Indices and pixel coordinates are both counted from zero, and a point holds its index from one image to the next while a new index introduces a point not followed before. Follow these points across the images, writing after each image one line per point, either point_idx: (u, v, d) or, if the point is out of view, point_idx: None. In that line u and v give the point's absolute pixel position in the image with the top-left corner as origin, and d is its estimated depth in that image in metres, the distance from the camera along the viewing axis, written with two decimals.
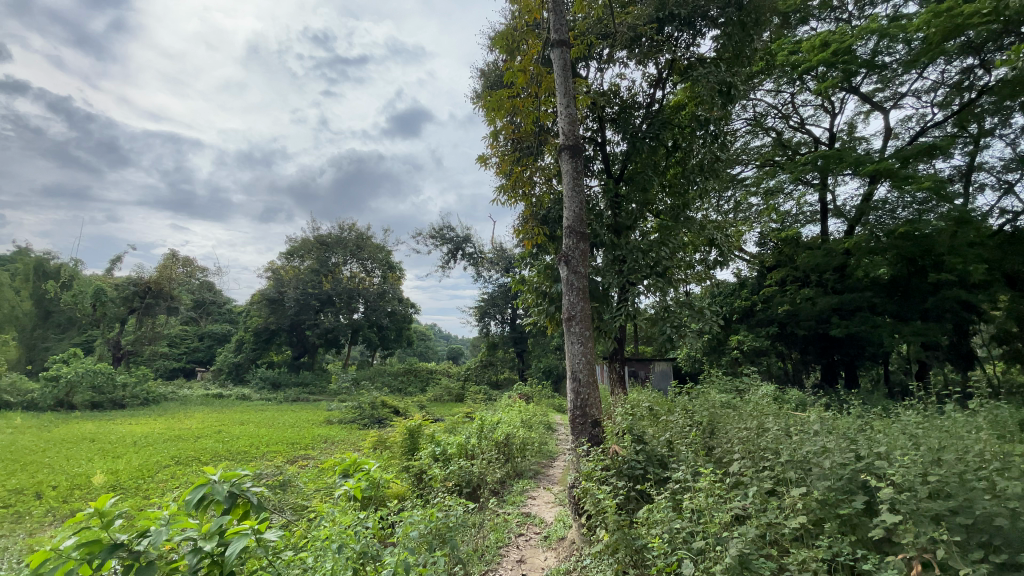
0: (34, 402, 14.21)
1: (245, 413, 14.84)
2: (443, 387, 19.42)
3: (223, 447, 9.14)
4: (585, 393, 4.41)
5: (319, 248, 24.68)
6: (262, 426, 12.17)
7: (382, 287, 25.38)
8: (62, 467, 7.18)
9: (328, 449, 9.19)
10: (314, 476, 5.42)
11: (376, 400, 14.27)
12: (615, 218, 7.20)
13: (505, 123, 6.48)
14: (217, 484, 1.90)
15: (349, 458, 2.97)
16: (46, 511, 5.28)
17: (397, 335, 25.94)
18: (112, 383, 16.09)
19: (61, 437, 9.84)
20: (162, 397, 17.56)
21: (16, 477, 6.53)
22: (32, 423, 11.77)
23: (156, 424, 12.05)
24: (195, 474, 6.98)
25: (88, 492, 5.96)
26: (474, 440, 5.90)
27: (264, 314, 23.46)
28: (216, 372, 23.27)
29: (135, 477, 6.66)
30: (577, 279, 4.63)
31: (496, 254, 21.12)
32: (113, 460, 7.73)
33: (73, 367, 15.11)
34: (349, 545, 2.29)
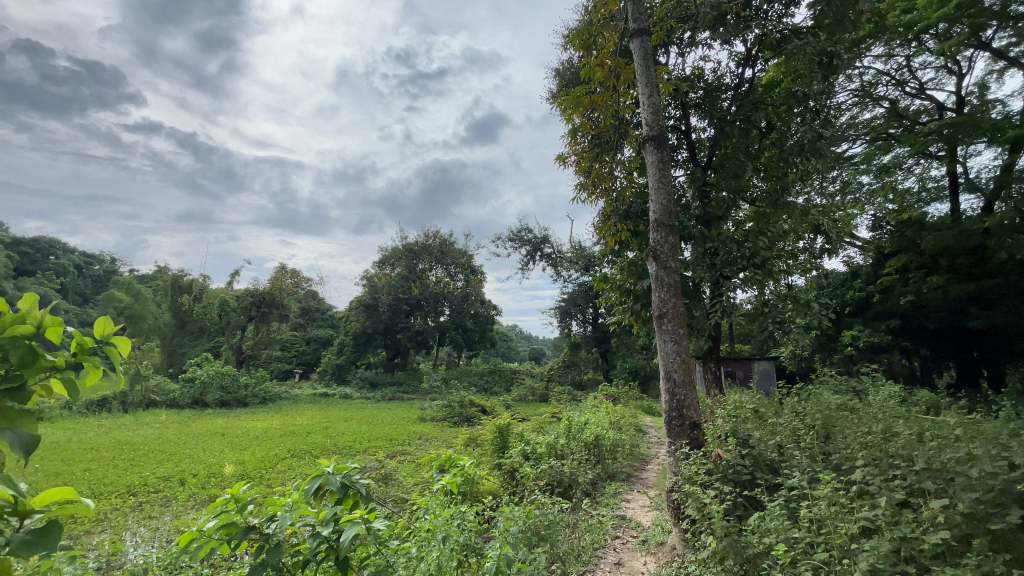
0: (175, 400, 16.44)
1: (345, 411, 16.09)
2: (527, 388, 19.66)
3: (330, 441, 9.94)
4: (682, 393, 4.22)
5: (406, 256, 26.00)
6: (362, 423, 13.08)
7: (465, 289, 26.12)
8: (201, 457, 8.24)
9: (423, 446, 9.65)
10: (412, 470, 5.73)
11: (464, 399, 14.65)
12: (704, 208, 6.82)
13: (583, 121, 6.36)
14: (331, 476, 2.06)
15: (445, 454, 3.05)
16: (189, 495, 6.07)
17: (481, 336, 26.59)
18: (237, 383, 18.11)
19: (199, 431, 11.27)
20: (278, 396, 19.47)
21: (166, 465, 7.59)
22: (174, 419, 13.56)
23: (273, 420, 13.44)
24: (307, 466, 7.65)
25: (221, 480, 6.79)
26: (563, 440, 5.89)
27: (360, 319, 25.24)
28: (322, 373, 25.43)
29: (259, 468, 7.44)
30: (668, 275, 4.45)
31: (576, 253, 20.90)
32: (240, 452, 8.72)
33: (206, 370, 17.36)
34: (452, 537, 2.38)
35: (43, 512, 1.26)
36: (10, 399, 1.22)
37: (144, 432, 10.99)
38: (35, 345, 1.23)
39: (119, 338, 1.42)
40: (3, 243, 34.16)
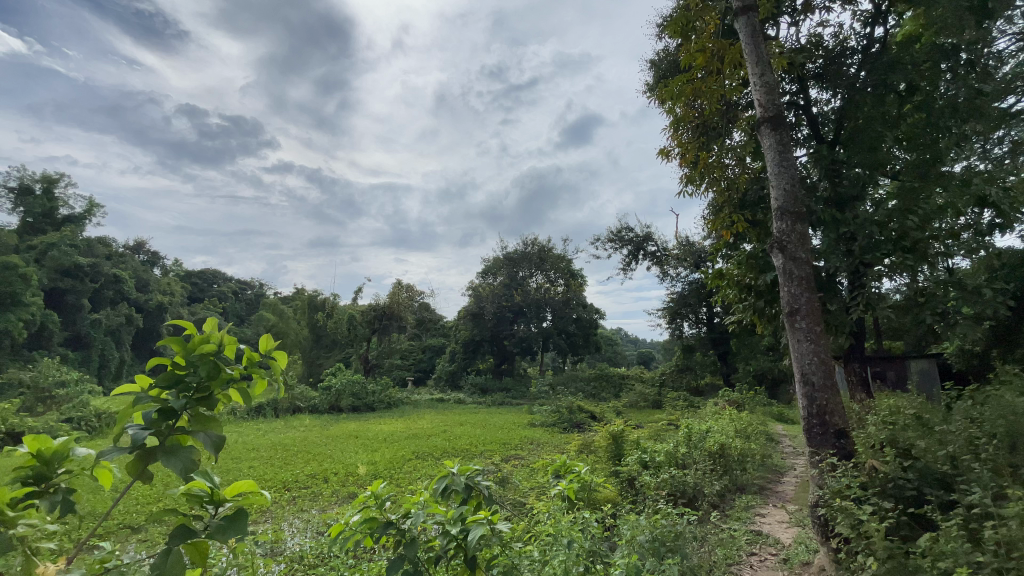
0: (316, 406, 18.49)
1: (460, 415, 16.90)
2: (637, 393, 19.05)
3: (449, 445, 10.49)
4: (823, 398, 3.79)
5: (507, 265, 26.67)
6: (476, 427, 13.61)
7: (567, 294, 25.88)
8: (340, 457, 9.19)
9: (536, 451, 9.77)
10: (528, 475, 5.84)
11: (572, 404, 14.54)
12: (834, 189, 6.09)
13: (685, 111, 6.07)
14: (456, 476, 2.19)
15: (561, 460, 3.04)
16: (333, 492, 6.79)
17: (586, 341, 26.29)
18: (366, 390, 19.87)
19: (336, 434, 12.58)
20: (400, 401, 21.01)
21: (314, 464, 8.59)
22: (315, 423, 15.26)
23: (397, 425, 14.53)
24: (430, 467, 8.15)
25: (358, 478, 7.52)
26: (684, 448, 5.61)
27: (468, 328, 26.35)
28: (437, 379, 27.01)
29: (389, 468, 8.09)
30: (798, 267, 4.04)
31: (683, 249, 19.80)
32: (371, 453, 9.57)
33: (340, 379, 19.34)
34: (577, 541, 2.39)
35: (234, 500, 1.50)
36: (202, 406, 1.47)
37: (293, 435, 12.56)
38: (217, 360, 1.47)
39: (277, 352, 1.66)
40: (181, 276, 41.34)
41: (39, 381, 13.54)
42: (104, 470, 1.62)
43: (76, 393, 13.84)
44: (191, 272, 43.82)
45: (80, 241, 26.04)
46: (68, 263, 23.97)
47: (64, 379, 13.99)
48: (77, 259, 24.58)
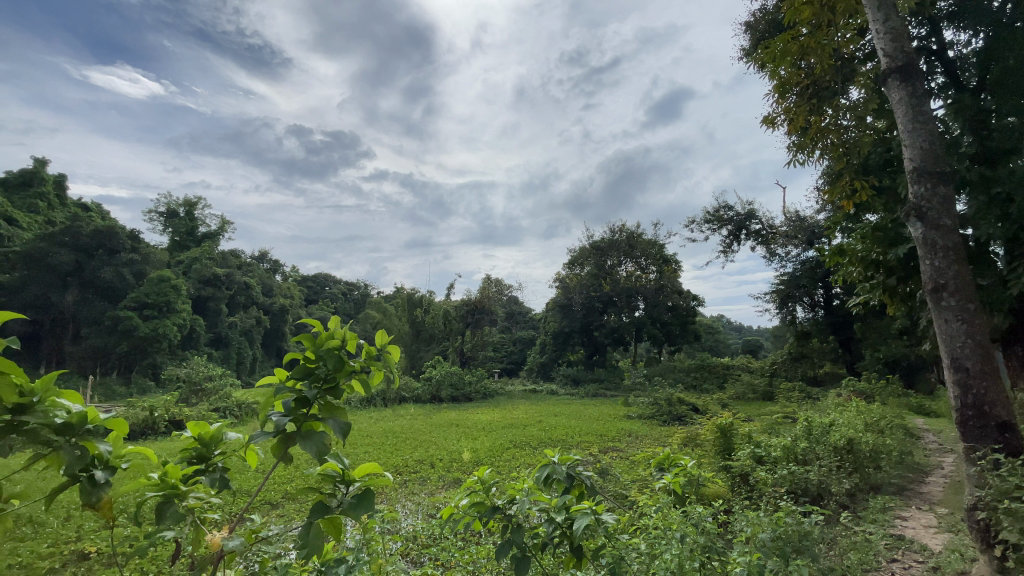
0: (419, 396, 19.69)
1: (555, 407, 17.00)
2: (744, 384, 17.82)
3: (547, 435, 10.57)
4: (981, 386, 3.27)
5: (595, 254, 26.17)
6: (571, 418, 13.61)
7: (660, 281, 24.75)
8: (444, 444, 9.71)
9: (635, 444, 9.51)
10: (628, 466, 5.76)
11: (672, 396, 13.92)
12: (981, 144, 5.21)
13: (790, 72, 5.51)
14: (557, 465, 2.19)
15: (664, 452, 2.91)
16: (439, 476, 7.21)
17: (683, 330, 25.10)
18: (463, 381, 20.67)
19: (438, 422, 13.29)
20: (494, 392, 21.62)
21: (420, 450, 9.16)
22: (420, 412, 16.26)
23: (493, 415, 14.99)
24: (529, 456, 8.31)
25: (461, 464, 7.89)
26: (802, 442, 5.17)
27: (558, 319, 26.36)
28: (530, 371, 27.40)
29: (489, 455, 8.39)
30: (943, 237, 3.51)
31: (793, 226, 18.05)
32: (472, 441, 9.98)
33: (439, 370, 20.34)
34: (691, 535, 2.31)
35: (362, 480, 1.62)
36: (329, 396, 1.62)
37: (400, 423, 13.49)
38: (341, 353, 1.63)
39: (391, 345, 1.79)
40: (298, 281, 45.94)
41: (192, 376, 15.81)
42: (251, 452, 1.85)
43: (220, 386, 15.99)
44: (306, 276, 48.55)
45: (216, 254, 29.88)
46: (208, 274, 27.64)
47: (211, 373, 16.21)
48: (215, 269, 28.27)
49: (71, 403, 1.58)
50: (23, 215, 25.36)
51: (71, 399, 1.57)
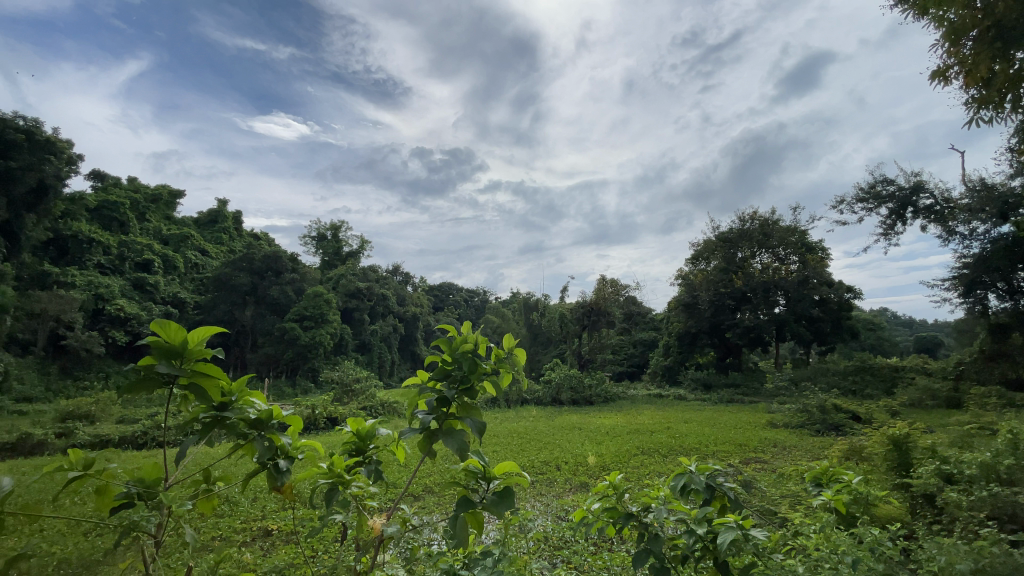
0: (540, 399, 20.03)
1: (685, 412, 16.08)
2: (918, 389, 15.15)
3: (677, 442, 9.99)
4: None
5: (722, 246, 24.29)
6: (705, 425, 12.72)
7: (803, 272, 22.01)
8: (569, 448, 9.68)
9: (782, 456, 8.57)
10: (776, 479, 5.21)
11: (826, 401, 12.28)
12: None
13: (963, 17, 4.60)
14: (695, 475, 2.05)
15: (820, 466, 2.59)
16: (567, 479, 7.23)
17: (835, 327, 22.20)
18: (583, 384, 20.53)
19: (561, 425, 13.35)
20: (616, 396, 21.14)
21: (548, 452, 9.24)
22: (543, 414, 16.48)
23: (619, 419, 14.59)
24: (659, 464, 7.95)
25: (588, 469, 7.82)
26: (1009, 459, 4.21)
27: (683, 319, 24.89)
28: (654, 374, 26.80)
29: (617, 461, 8.20)
30: None
31: (976, 198, 14.90)
32: (598, 445, 9.83)
33: (559, 373, 20.47)
34: (864, 562, 2.04)
35: (502, 477, 1.67)
36: (465, 396, 1.73)
37: (524, 423, 13.84)
38: (474, 356, 1.71)
39: (517, 348, 1.84)
40: (426, 290, 49.61)
41: (344, 378, 17.93)
42: (400, 448, 2.03)
43: (366, 387, 17.89)
44: (433, 285, 52.23)
45: (358, 270, 33.47)
46: (352, 287, 31.10)
47: (358, 375, 18.22)
48: (357, 283, 31.75)
49: (260, 402, 1.88)
50: (214, 246, 30.98)
51: (257, 397, 1.87)
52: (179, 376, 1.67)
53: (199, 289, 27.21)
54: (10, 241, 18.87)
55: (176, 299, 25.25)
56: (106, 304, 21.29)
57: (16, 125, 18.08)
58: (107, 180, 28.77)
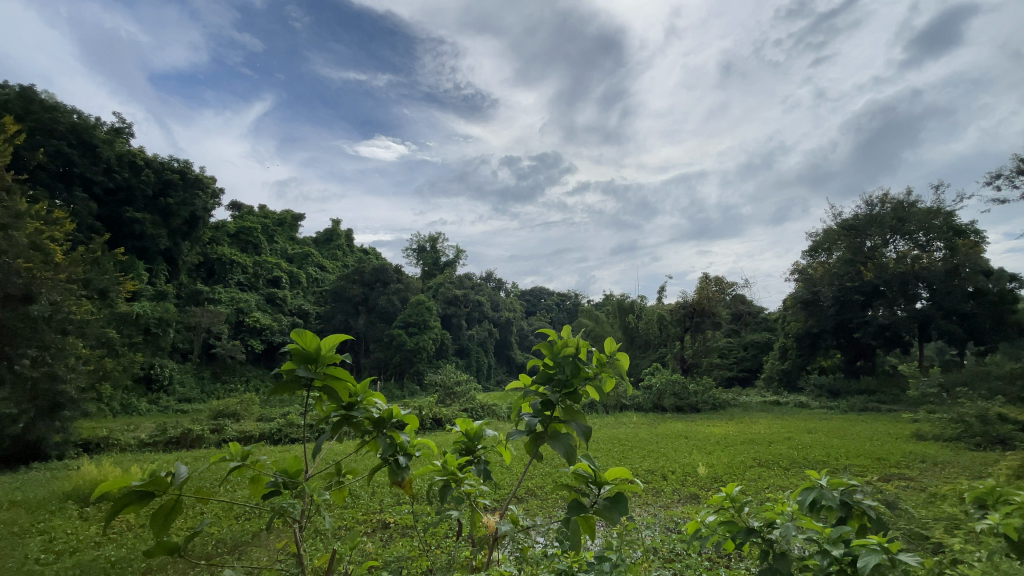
0: (641, 405, 19.37)
1: (808, 421, 14.54)
2: None
3: (800, 454, 9.08)
4: None
5: (846, 235, 21.72)
6: (832, 436, 11.38)
7: (950, 260, 18.91)
8: (676, 456, 9.23)
9: (933, 473, 7.40)
10: (927, 500, 4.51)
11: (988, 410, 10.39)
12: None
13: None
14: (827, 490, 1.86)
15: (986, 486, 2.21)
16: (675, 490, 6.91)
17: (997, 323, 18.83)
18: (688, 390, 19.43)
19: (666, 433, 12.77)
20: (727, 403, 19.74)
21: (653, 460, 8.90)
22: (644, 421, 15.90)
23: (730, 428, 13.60)
24: (780, 477, 7.28)
25: (698, 480, 7.39)
26: None
27: (801, 318, 22.59)
28: (768, 380, 24.64)
29: (731, 473, 7.66)
30: None
31: None
32: (708, 455, 9.24)
33: (660, 378, 19.60)
34: None
35: (612, 483, 1.65)
36: (569, 399, 1.73)
37: (626, 430, 13.46)
38: (577, 360, 1.72)
39: (619, 352, 1.81)
40: (518, 296, 50.47)
41: (446, 381, 18.80)
42: (506, 449, 2.09)
43: (467, 390, 18.59)
44: (525, 290, 52.94)
45: (455, 278, 34.97)
46: (450, 295, 32.54)
47: (458, 379, 18.98)
48: (455, 291, 33.20)
49: (381, 402, 2.04)
50: (330, 262, 34.21)
51: (378, 398, 2.03)
52: (314, 379, 1.86)
53: (319, 301, 30.23)
54: (171, 264, 22.92)
55: (301, 311, 28.34)
56: (246, 317, 24.45)
57: (173, 166, 21.78)
58: (243, 209, 33.15)
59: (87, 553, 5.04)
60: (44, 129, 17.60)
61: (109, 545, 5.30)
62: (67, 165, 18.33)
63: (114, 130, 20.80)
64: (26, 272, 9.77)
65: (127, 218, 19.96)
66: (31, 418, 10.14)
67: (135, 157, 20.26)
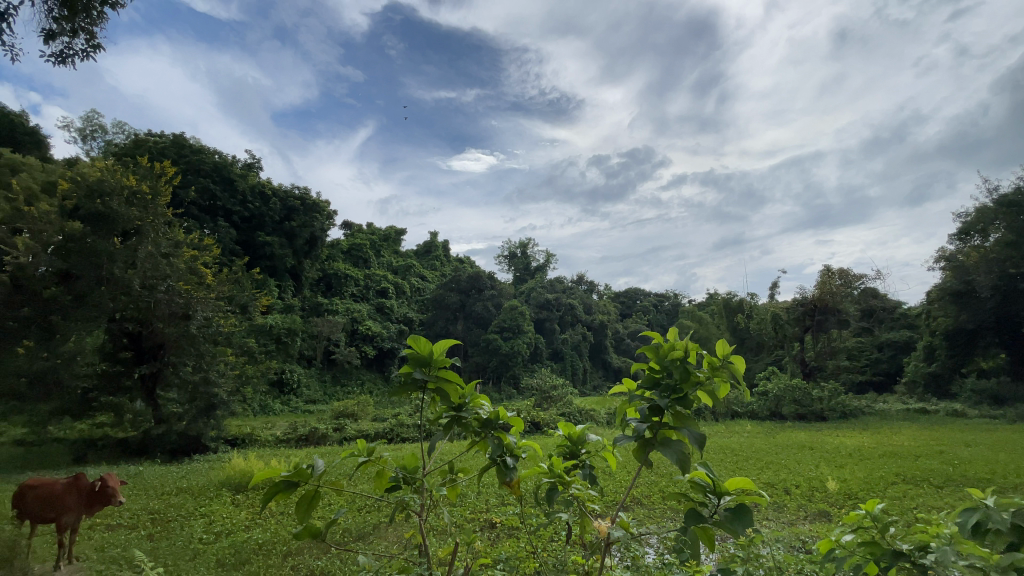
0: (756, 412, 17.95)
1: (964, 432, 12.43)
2: None
3: (955, 471, 7.80)
4: None
5: (1006, 213, 18.30)
6: (998, 450, 9.60)
7: None
8: (800, 469, 8.42)
9: None
10: None
11: None
12: None
13: None
14: (994, 512, 1.60)
15: None
16: (799, 506, 6.29)
17: None
18: (810, 396, 17.64)
19: (785, 443, 11.66)
20: (859, 411, 17.58)
21: (772, 473, 8.20)
22: (760, 430, 14.69)
23: (863, 439, 12.05)
24: (931, 498, 6.30)
25: (827, 496, 6.66)
26: None
27: (950, 313, 19.42)
28: (911, 385, 21.51)
29: (867, 489, 6.80)
30: None
31: None
32: (839, 469, 8.29)
33: (777, 384, 18.03)
34: None
35: (733, 494, 1.56)
36: (679, 405, 1.67)
37: (738, 440, 12.54)
38: (686, 363, 1.65)
39: (733, 354, 1.71)
40: (613, 298, 49.41)
41: (543, 385, 18.92)
42: (612, 453, 2.07)
43: (563, 393, 18.54)
44: (620, 292, 51.63)
45: (547, 282, 35.20)
46: (543, 299, 32.75)
47: (555, 383, 19.03)
48: (547, 295, 33.36)
49: (488, 404, 2.13)
50: (430, 272, 36.18)
51: (485, 399, 2.12)
52: (428, 381, 2.00)
53: (422, 309, 32.09)
54: (296, 280, 25.76)
55: (406, 319, 30.30)
56: (360, 325, 26.70)
57: (295, 194, 24.55)
58: (354, 227, 36.30)
59: (240, 535, 5.83)
60: (193, 169, 21.27)
61: (256, 529, 6.08)
62: (212, 200, 21.50)
63: (247, 166, 24.01)
64: (185, 293, 11.74)
65: (260, 242, 22.84)
66: (193, 416, 11.95)
67: (264, 188, 23.18)
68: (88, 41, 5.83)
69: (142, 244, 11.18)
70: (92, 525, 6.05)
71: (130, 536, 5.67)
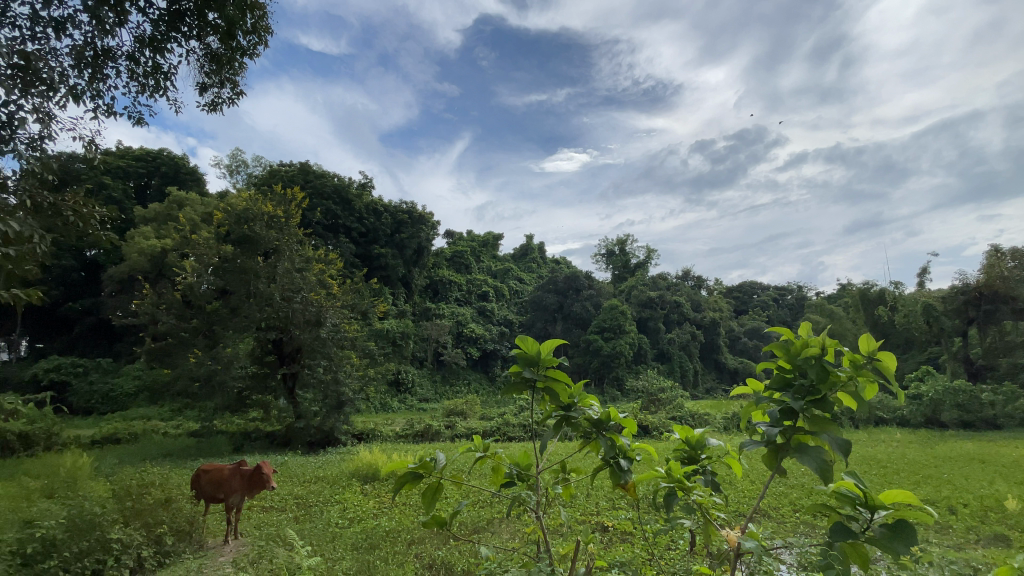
0: (907, 419, 15.59)
1: None
2: None
3: None
4: None
5: None
6: None
7: None
8: (969, 485, 7.17)
9: None
10: None
11: None
12: None
13: None
14: None
15: None
16: (968, 527, 5.36)
17: None
18: (978, 401, 14.93)
19: (944, 454, 10.00)
20: None
21: (929, 488, 7.08)
22: (912, 439, 12.75)
23: None
24: None
25: (1006, 518, 5.58)
26: None
27: None
28: None
29: None
30: None
31: None
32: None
33: (932, 386, 15.55)
34: None
35: (888, 507, 1.38)
36: (816, 407, 1.51)
37: (883, 450, 11.00)
38: (822, 361, 1.50)
39: (881, 351, 1.52)
40: (724, 293, 46.13)
41: (649, 387, 18.24)
42: (735, 459, 1.93)
43: (671, 396, 17.68)
44: (732, 286, 48.03)
45: (650, 280, 33.91)
46: (645, 297, 31.61)
47: (662, 384, 18.25)
48: (650, 293, 32.14)
49: (596, 404, 2.11)
50: (529, 275, 36.72)
51: (594, 399, 2.11)
52: (537, 380, 2.04)
53: (522, 311, 32.69)
54: (408, 287, 27.62)
55: (507, 321, 31.06)
56: (465, 328, 27.90)
57: (403, 208, 26.46)
58: (456, 235, 38.07)
59: (370, 522, 6.41)
60: (318, 192, 23.87)
61: (383, 517, 6.64)
62: (334, 219, 23.94)
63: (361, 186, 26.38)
64: (316, 302, 13.10)
65: (376, 254, 24.91)
66: (326, 412, 13.22)
67: (376, 204, 25.29)
68: (233, 91, 6.84)
69: (280, 261, 12.76)
70: (251, 506, 7.05)
71: (282, 517, 6.51)
